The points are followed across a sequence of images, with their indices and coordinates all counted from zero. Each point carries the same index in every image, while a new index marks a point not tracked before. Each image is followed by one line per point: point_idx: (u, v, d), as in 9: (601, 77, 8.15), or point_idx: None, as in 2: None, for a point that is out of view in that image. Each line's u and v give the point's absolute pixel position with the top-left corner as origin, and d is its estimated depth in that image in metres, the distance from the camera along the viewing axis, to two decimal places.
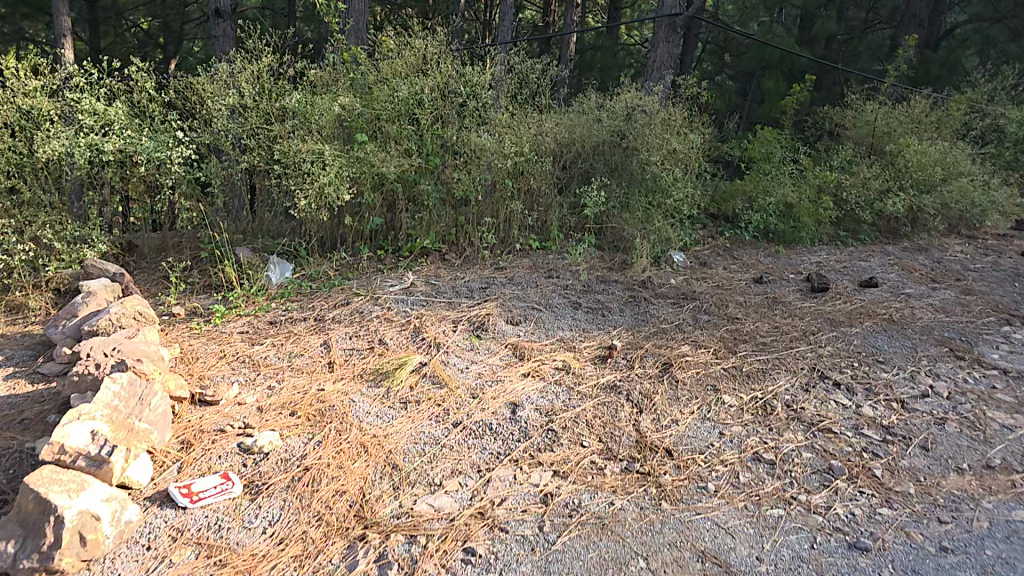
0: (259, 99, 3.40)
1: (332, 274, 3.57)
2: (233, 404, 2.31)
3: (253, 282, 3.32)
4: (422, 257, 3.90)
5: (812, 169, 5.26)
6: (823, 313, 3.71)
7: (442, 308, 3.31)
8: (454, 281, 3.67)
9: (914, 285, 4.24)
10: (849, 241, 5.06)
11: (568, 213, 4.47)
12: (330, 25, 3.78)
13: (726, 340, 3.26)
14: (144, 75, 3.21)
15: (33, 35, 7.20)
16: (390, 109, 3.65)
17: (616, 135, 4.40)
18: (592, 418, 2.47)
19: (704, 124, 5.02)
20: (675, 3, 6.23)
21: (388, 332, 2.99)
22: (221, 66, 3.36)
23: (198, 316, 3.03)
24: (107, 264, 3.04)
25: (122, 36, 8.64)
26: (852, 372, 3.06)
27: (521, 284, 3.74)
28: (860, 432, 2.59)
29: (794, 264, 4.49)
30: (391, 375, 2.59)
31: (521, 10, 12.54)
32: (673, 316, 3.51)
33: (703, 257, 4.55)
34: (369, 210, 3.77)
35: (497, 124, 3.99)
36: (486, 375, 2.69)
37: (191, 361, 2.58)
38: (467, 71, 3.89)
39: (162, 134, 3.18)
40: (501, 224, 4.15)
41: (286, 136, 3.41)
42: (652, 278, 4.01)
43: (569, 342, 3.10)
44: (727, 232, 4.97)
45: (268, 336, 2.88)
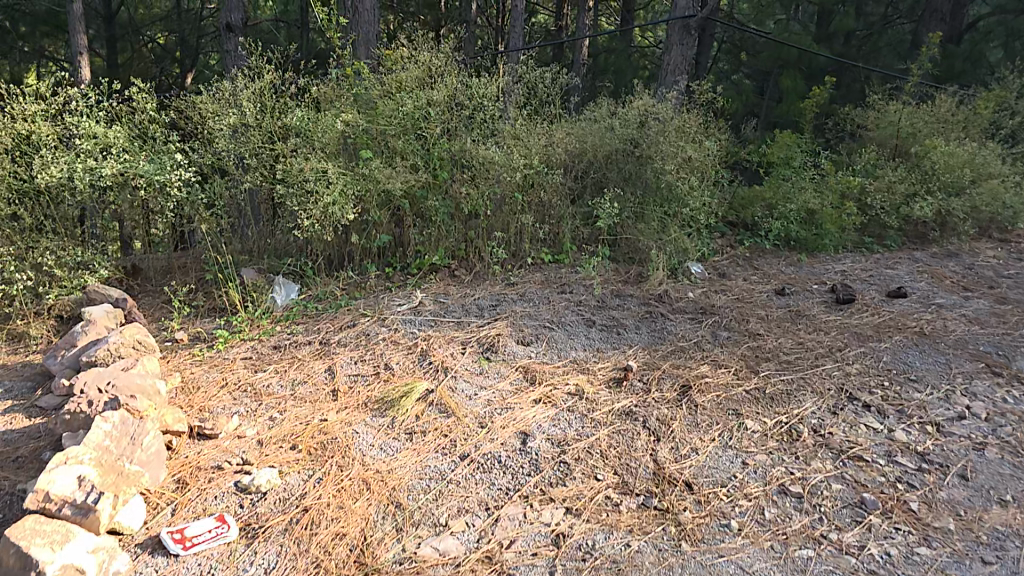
0: (262, 118, 3.33)
1: (338, 294, 3.49)
2: (232, 438, 2.22)
3: (258, 304, 3.26)
4: (431, 273, 3.82)
5: (834, 174, 5.08)
6: (849, 327, 3.53)
7: (451, 328, 3.21)
8: (463, 298, 3.57)
9: (945, 294, 4.05)
10: (875, 247, 4.87)
11: (581, 225, 4.34)
12: (333, 40, 3.72)
13: (747, 359, 3.12)
14: (145, 97, 3.17)
15: (53, 53, 7.29)
16: (395, 124, 3.56)
17: (628, 144, 4.27)
18: (607, 448, 2.34)
19: (720, 129, 4.87)
20: (688, 5, 6.09)
21: (394, 356, 2.90)
22: (223, 85, 3.31)
23: (201, 341, 2.97)
24: (109, 289, 3.01)
25: (139, 52, 8.71)
26: (883, 392, 2.89)
27: (533, 300, 3.63)
28: (893, 460, 2.43)
29: (818, 273, 4.32)
30: (396, 405, 2.49)
31: (533, 15, 12.46)
32: (691, 333, 3.37)
33: (722, 267, 4.39)
34: (376, 227, 3.68)
35: (506, 136, 3.88)
36: (495, 403, 2.58)
37: (192, 391, 2.51)
38: (474, 83, 3.79)
39: (163, 156, 3.14)
40: (512, 237, 4.04)
41: (289, 155, 3.35)
42: (669, 292, 3.87)
43: (583, 364, 2.99)
44: (746, 241, 4.80)
45: (272, 362, 2.80)
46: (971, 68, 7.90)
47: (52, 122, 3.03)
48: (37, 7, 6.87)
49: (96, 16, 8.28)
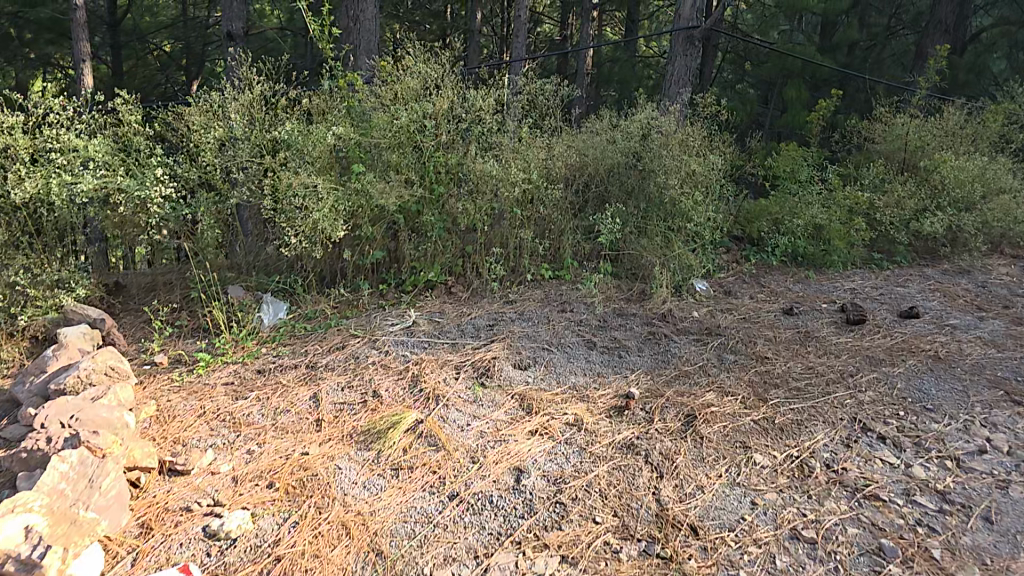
0: (250, 130, 3.19)
1: (329, 313, 3.36)
2: (205, 474, 2.10)
3: (244, 325, 3.14)
4: (427, 290, 3.68)
5: (842, 188, 4.93)
6: (862, 350, 3.36)
7: (444, 351, 3.07)
8: (459, 318, 3.43)
9: (959, 314, 3.87)
10: (885, 264, 4.71)
11: (582, 240, 4.20)
12: (324, 50, 3.58)
13: (755, 386, 2.96)
14: (129, 109, 3.06)
15: (57, 61, 7.25)
16: (389, 137, 3.41)
17: (630, 157, 4.14)
18: (607, 486, 2.19)
19: (725, 142, 4.73)
20: (692, 15, 6.00)
21: (382, 382, 2.76)
22: (211, 97, 3.18)
23: (181, 365, 2.87)
24: (88, 309, 2.93)
25: (144, 59, 8.67)
26: (898, 423, 2.73)
27: (531, 319, 3.49)
28: (912, 499, 2.26)
29: (826, 292, 4.16)
30: (384, 436, 2.36)
31: (537, 24, 12.41)
32: (696, 356, 3.22)
33: (727, 285, 4.25)
34: (370, 243, 3.54)
35: (505, 149, 3.75)
36: (488, 435, 2.44)
37: (167, 420, 2.44)
38: (471, 94, 3.65)
39: (145, 171, 3.03)
40: (511, 253, 3.90)
41: (278, 170, 3.20)
42: (673, 311, 3.73)
43: (582, 391, 2.84)
44: (753, 256, 4.65)
45: (253, 389, 2.69)
46: (977, 79, 7.75)
47: (29, 135, 2.91)
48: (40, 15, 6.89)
49: (101, 24, 8.27)
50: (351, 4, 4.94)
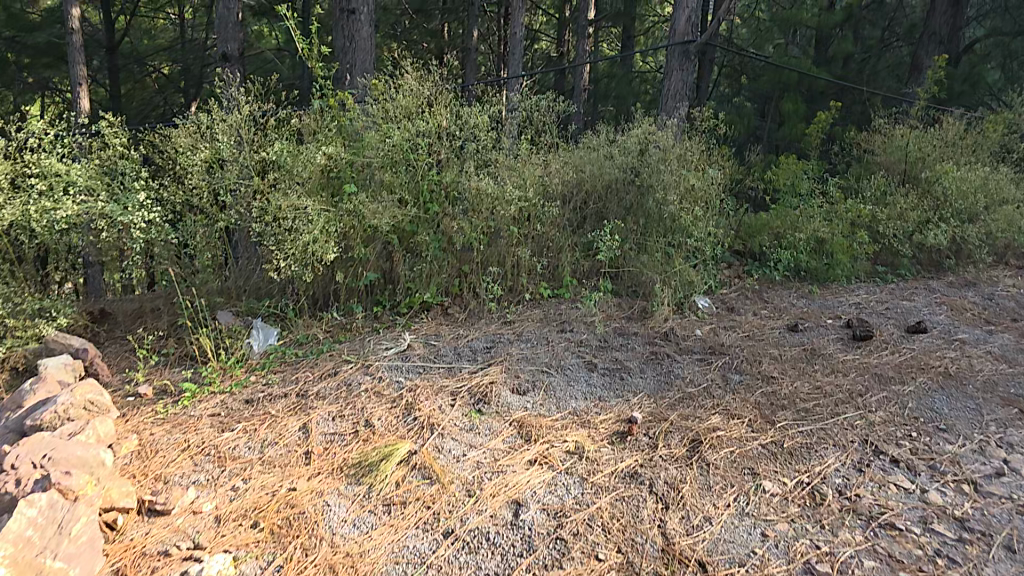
0: (238, 151, 3.11)
1: (322, 337, 3.28)
2: (187, 514, 2.00)
3: (233, 352, 3.05)
4: (423, 312, 3.60)
5: (844, 201, 4.86)
6: (870, 367, 3.26)
7: (440, 376, 2.97)
8: (455, 340, 3.34)
9: (967, 328, 3.77)
10: (889, 277, 4.63)
11: (581, 257, 4.12)
12: (315, 69, 3.52)
13: (762, 408, 2.85)
14: (114, 132, 3.00)
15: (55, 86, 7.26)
16: (382, 155, 3.33)
17: (628, 173, 4.08)
18: (610, 519, 2.09)
19: (724, 157, 4.66)
20: (688, 30, 5.99)
21: (376, 410, 2.68)
22: (197, 119, 3.12)
23: (167, 396, 2.79)
24: (72, 339, 2.87)
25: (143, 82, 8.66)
26: (911, 446, 2.62)
27: (530, 340, 3.40)
28: (930, 528, 2.14)
29: (831, 307, 4.07)
30: (376, 469, 2.27)
31: (534, 42, 12.49)
32: (699, 376, 3.12)
33: (730, 301, 4.16)
34: (363, 265, 3.46)
35: (501, 167, 3.68)
36: (485, 466, 2.35)
37: (149, 456, 2.36)
38: (465, 112, 3.58)
39: (129, 195, 2.95)
40: (509, 272, 3.82)
41: (268, 191, 3.12)
42: (675, 329, 3.64)
43: (583, 416, 2.74)
44: (755, 271, 4.57)
45: (240, 421, 2.61)
46: (973, 90, 7.72)
47: (10, 159, 2.83)
48: (39, 40, 7.70)
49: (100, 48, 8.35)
50: (346, 24, 4.92)
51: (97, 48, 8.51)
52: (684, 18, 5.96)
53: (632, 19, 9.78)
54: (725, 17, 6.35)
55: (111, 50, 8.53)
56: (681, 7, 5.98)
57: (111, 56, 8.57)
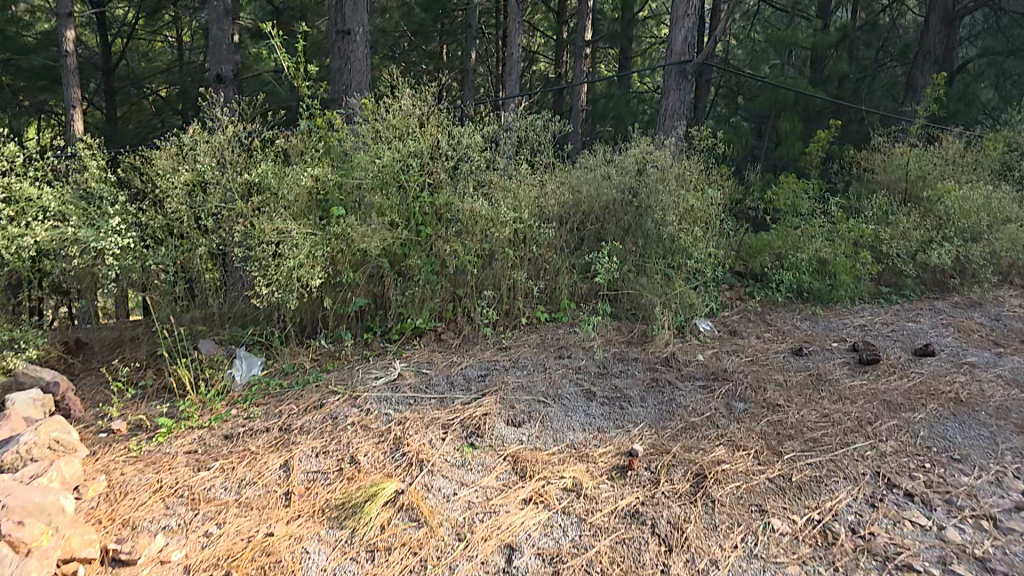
0: (220, 173, 3.02)
1: (309, 367, 3.16)
2: (153, 564, 1.92)
3: (213, 384, 2.96)
4: (415, 338, 3.48)
5: (846, 220, 4.77)
6: (879, 394, 3.12)
7: (431, 408, 2.84)
8: (448, 368, 3.21)
9: (977, 351, 3.64)
10: (893, 298, 4.52)
11: (578, 279, 4.00)
12: (302, 89, 3.43)
13: (768, 438, 2.72)
14: (92, 154, 2.92)
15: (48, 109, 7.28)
16: (371, 177, 3.22)
17: (626, 193, 4.00)
18: (608, 564, 1.95)
19: (723, 176, 4.58)
20: (684, 50, 5.96)
21: (362, 446, 2.56)
22: (178, 140, 3.03)
23: (142, 432, 2.70)
24: (43, 371, 2.83)
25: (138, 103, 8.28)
26: (926, 477, 2.45)
27: (526, 368, 3.27)
28: (950, 569, 1.97)
29: (836, 329, 3.95)
30: (360, 512, 2.14)
31: (532, 63, 12.55)
32: (702, 405, 2.98)
33: (732, 324, 4.04)
34: (352, 290, 3.35)
35: (495, 188, 3.58)
36: (477, 506, 2.21)
37: (118, 498, 2.26)
38: (457, 132, 3.48)
39: (105, 219, 2.86)
40: (504, 295, 3.70)
41: (251, 214, 3.01)
42: (677, 354, 3.52)
43: (581, 449, 2.60)
44: (756, 293, 4.47)
45: (217, 458, 2.51)
46: (968, 108, 7.71)
47: None
48: (33, 63, 7.67)
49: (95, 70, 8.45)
50: (343, 46, 4.87)
51: (94, 71, 8.68)
52: (681, 37, 5.94)
53: (628, 39, 9.81)
54: (722, 36, 6.33)
55: (108, 73, 8.77)
56: (677, 27, 5.96)
57: (106, 78, 8.80)
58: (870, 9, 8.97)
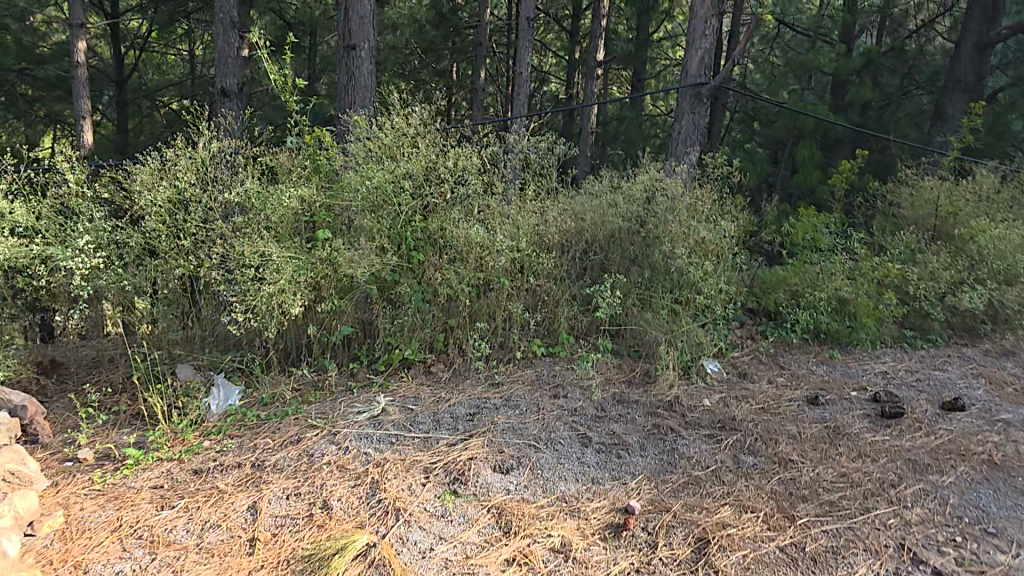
0: (200, 191, 2.89)
1: (288, 398, 2.98)
2: None
3: (185, 413, 2.76)
4: (402, 370, 3.30)
5: (869, 258, 4.53)
6: (902, 452, 2.88)
7: (414, 449, 2.64)
8: (435, 405, 3.02)
9: (1012, 407, 3.36)
10: (918, 343, 4.25)
11: (579, 312, 3.81)
12: (291, 104, 3.30)
13: (779, 499, 2.48)
14: (70, 167, 2.79)
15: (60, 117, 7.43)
16: (361, 200, 3.08)
17: (633, 222, 3.81)
18: None
19: (737, 206, 4.39)
20: (698, 74, 5.82)
21: (336, 488, 2.35)
22: (159, 154, 2.90)
23: (108, 463, 2.47)
24: (13, 394, 2.61)
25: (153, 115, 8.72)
26: (957, 553, 2.19)
27: (519, 407, 3.07)
28: None
29: (855, 376, 3.71)
30: (325, 568, 1.93)
31: (544, 84, 12.48)
32: (708, 457, 2.76)
33: (742, 366, 3.81)
34: (337, 317, 3.19)
35: (493, 214, 3.41)
36: (454, 565, 2.00)
37: (74, 536, 2.06)
38: (455, 153, 3.32)
39: (80, 236, 2.73)
40: (499, 327, 3.52)
41: (230, 235, 2.88)
42: (680, 397, 3.30)
43: (572, 503, 2.38)
44: (769, 332, 4.24)
45: (182, 496, 2.29)
46: (998, 140, 7.50)
47: None
48: (50, 74, 7.85)
49: (109, 82, 8.65)
50: (346, 60, 4.78)
51: (106, 83, 8.71)
52: (697, 59, 5.81)
53: (642, 61, 9.72)
54: (740, 57, 6.17)
55: (119, 84, 8.78)
56: (692, 49, 5.83)
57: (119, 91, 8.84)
58: (894, 37, 8.80)
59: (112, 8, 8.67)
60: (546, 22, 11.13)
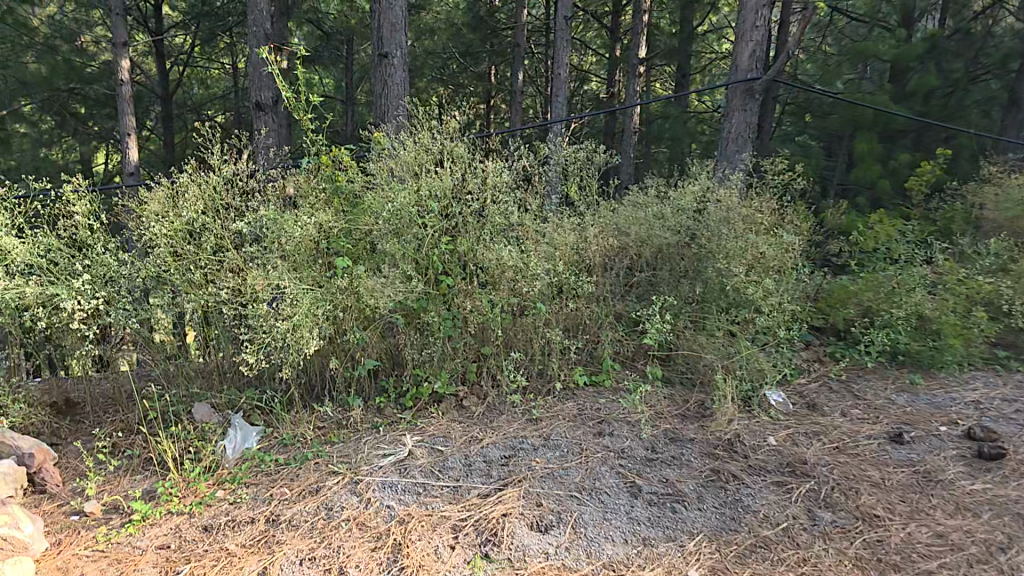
0: (211, 220, 2.72)
1: (310, 439, 2.78)
2: None
3: (199, 457, 2.58)
4: (433, 404, 3.08)
5: (953, 268, 4.04)
6: (1010, 505, 2.45)
7: (441, 502, 2.37)
8: (466, 446, 2.76)
9: None
10: (1013, 364, 3.76)
11: (624, 336, 3.52)
12: (304, 122, 3.09)
13: (866, 568, 2.10)
14: (80, 198, 2.66)
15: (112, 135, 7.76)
16: (382, 223, 2.84)
17: (683, 235, 3.45)
18: None
19: (799, 214, 3.98)
20: (750, 67, 5.40)
21: (354, 551, 2.09)
22: (169, 181, 2.74)
23: (117, 517, 2.28)
24: (20, 441, 2.48)
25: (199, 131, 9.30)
26: None
27: (560, 448, 2.78)
28: None
29: (943, 408, 3.28)
30: None
31: (585, 83, 12.14)
32: (777, 511, 2.40)
33: (809, 395, 3.42)
34: (363, 349, 2.98)
35: (527, 233, 3.13)
36: None
37: None
38: (483, 168, 3.05)
39: (87, 273, 2.60)
40: (536, 356, 3.26)
41: (245, 267, 2.70)
42: (741, 435, 2.95)
43: (621, 572, 2.05)
44: (838, 354, 3.85)
45: (188, 560, 2.05)
46: None
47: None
48: (98, 93, 8.06)
49: (156, 98, 8.86)
50: (379, 69, 4.57)
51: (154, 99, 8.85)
52: (748, 52, 5.39)
53: (687, 55, 9.27)
54: (796, 47, 5.71)
55: (166, 100, 8.91)
56: (743, 41, 5.42)
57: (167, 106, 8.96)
58: None
59: (158, 25, 8.86)
60: (584, 18, 10.79)
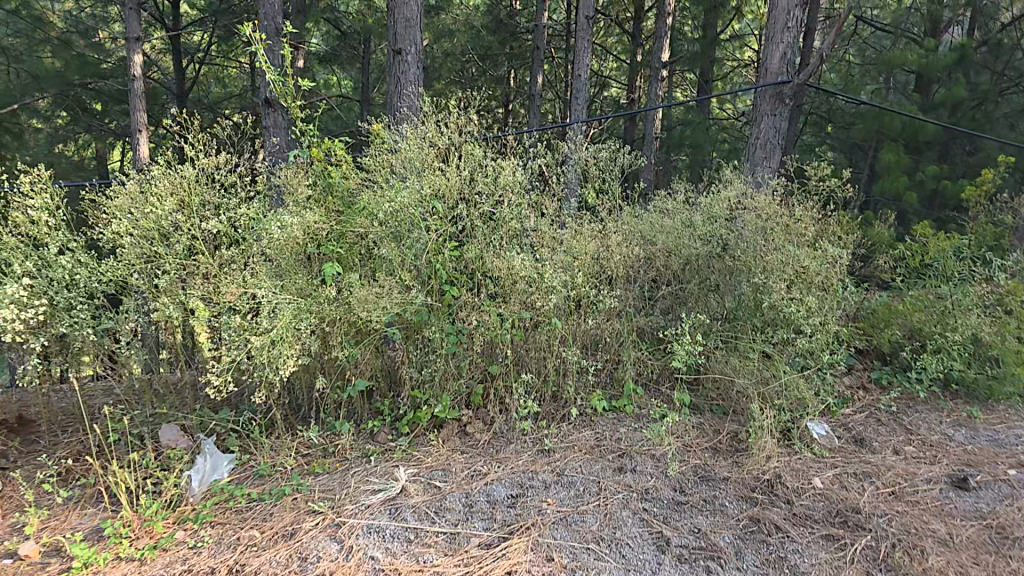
0: (182, 217, 2.39)
1: (291, 470, 2.45)
2: None
3: (161, 489, 2.25)
4: (434, 430, 2.75)
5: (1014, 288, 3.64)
6: None
7: (435, 553, 2.01)
8: (468, 483, 2.40)
9: None
10: None
11: (648, 357, 3.17)
12: (294, 111, 2.76)
13: None
14: (35, 190, 2.34)
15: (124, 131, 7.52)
16: (377, 225, 2.49)
17: (716, 246, 3.09)
18: None
19: (843, 223, 3.61)
20: (781, 70, 5.03)
21: None
22: (138, 174, 2.42)
23: (56, 561, 1.94)
24: None
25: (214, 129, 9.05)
26: None
27: (575, 487, 2.42)
28: None
29: (1010, 446, 2.89)
30: None
31: (605, 88, 11.85)
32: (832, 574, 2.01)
33: (856, 428, 3.05)
34: (354, 366, 2.65)
35: (543, 239, 2.79)
36: None
37: None
38: (493, 165, 2.70)
39: (39, 276, 2.29)
40: (551, 377, 2.92)
41: (221, 274, 2.39)
42: (782, 474, 2.59)
43: None
44: (885, 381, 3.48)
45: None
46: None
47: None
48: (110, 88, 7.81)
49: (170, 95, 8.65)
50: (392, 66, 4.27)
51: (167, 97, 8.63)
52: (779, 54, 5.01)
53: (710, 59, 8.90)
54: (832, 46, 5.31)
55: (180, 97, 8.68)
56: (773, 42, 5.04)
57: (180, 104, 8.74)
58: None
59: (173, 22, 8.65)
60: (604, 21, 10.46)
